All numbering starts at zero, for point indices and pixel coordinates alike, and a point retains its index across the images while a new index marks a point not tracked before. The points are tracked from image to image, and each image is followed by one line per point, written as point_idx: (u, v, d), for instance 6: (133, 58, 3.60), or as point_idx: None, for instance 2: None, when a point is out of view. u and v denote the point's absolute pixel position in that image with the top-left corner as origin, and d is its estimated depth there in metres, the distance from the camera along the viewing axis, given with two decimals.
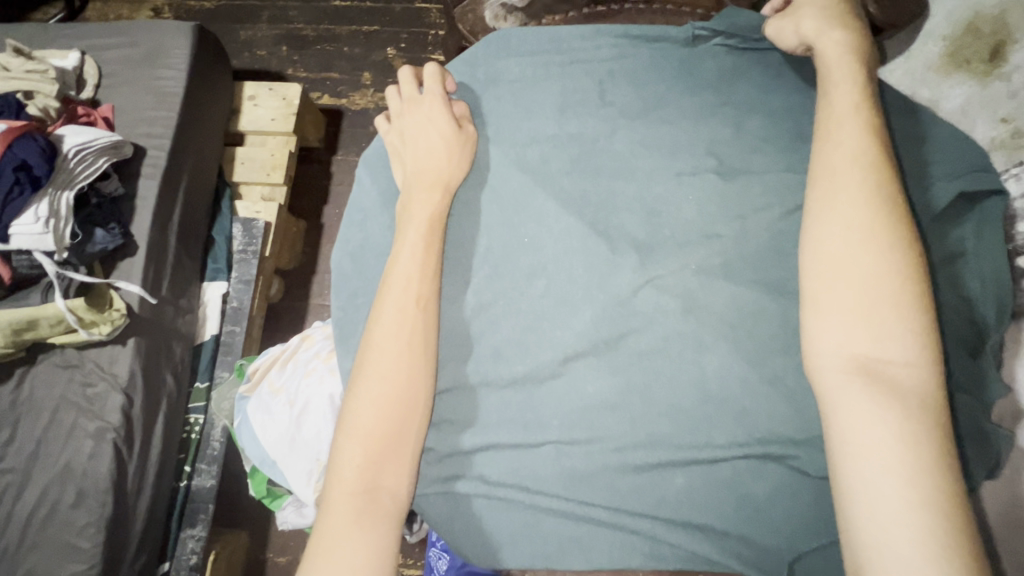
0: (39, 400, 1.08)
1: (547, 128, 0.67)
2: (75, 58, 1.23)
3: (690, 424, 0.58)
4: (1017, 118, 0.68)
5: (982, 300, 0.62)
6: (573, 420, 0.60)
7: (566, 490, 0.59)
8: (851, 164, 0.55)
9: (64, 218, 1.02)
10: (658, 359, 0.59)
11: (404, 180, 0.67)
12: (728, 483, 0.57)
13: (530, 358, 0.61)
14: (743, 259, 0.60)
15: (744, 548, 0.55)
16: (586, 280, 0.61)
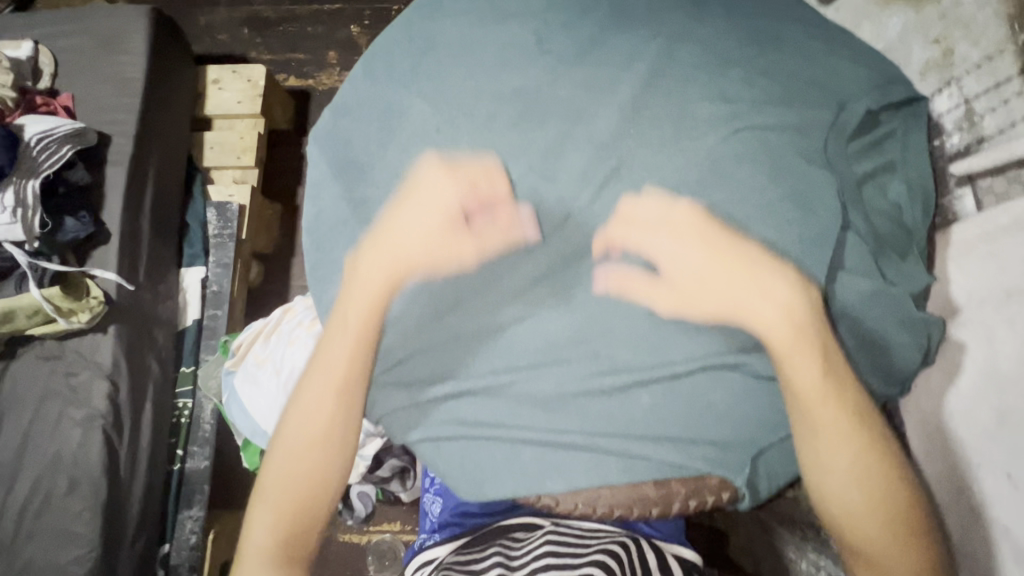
0: (22, 394, 1.07)
1: (488, 57, 0.60)
2: (28, 48, 1.20)
3: (652, 345, 0.58)
4: (948, 36, 0.59)
5: (910, 207, 0.57)
6: (539, 357, 0.60)
7: (538, 420, 0.59)
8: (799, 86, 0.57)
9: (31, 207, 1.01)
10: (622, 287, 0.58)
11: (339, 140, 0.63)
12: (701, 401, 0.58)
13: (447, 303, 0.61)
14: (719, 173, 0.55)
15: (711, 454, 0.58)
16: (544, 222, 0.59)
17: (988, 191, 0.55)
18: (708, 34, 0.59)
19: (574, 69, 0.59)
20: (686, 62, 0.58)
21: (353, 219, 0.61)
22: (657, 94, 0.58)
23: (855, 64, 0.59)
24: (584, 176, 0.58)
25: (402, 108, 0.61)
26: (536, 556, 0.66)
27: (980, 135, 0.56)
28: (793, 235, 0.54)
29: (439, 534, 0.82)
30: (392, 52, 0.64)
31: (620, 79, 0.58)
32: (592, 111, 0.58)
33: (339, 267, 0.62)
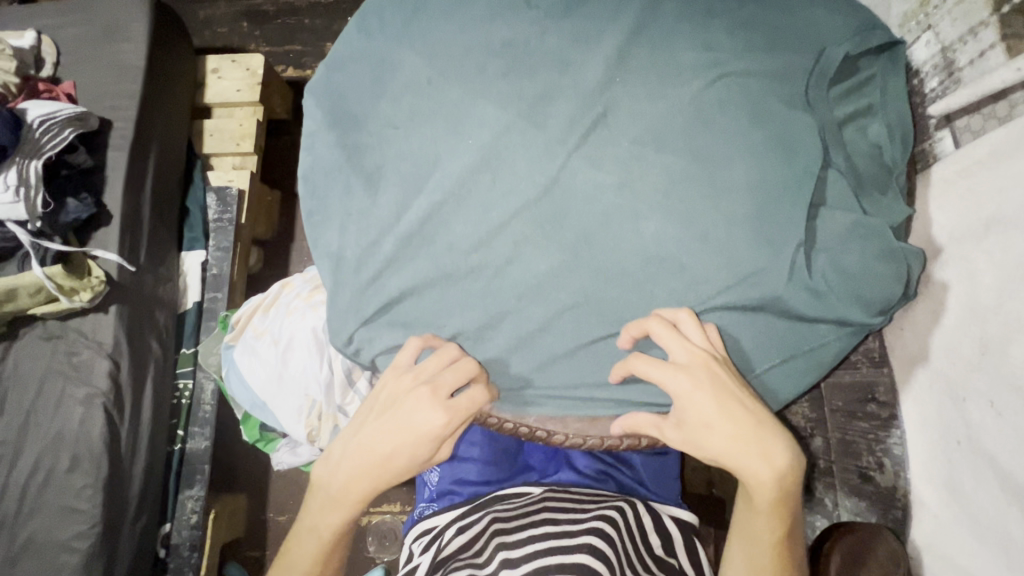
0: (25, 374, 1.08)
1: (478, 12, 0.62)
2: (31, 37, 1.22)
3: (641, 287, 0.58)
4: None
5: (889, 146, 0.61)
6: (533, 302, 0.59)
7: (526, 363, 0.60)
8: (781, 35, 0.59)
9: (34, 186, 1.02)
10: (604, 231, 0.58)
11: (333, 95, 0.65)
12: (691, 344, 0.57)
13: (439, 245, 0.59)
14: (702, 119, 0.57)
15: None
16: (529, 172, 0.58)
17: (965, 129, 0.59)
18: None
19: (562, 23, 0.61)
20: (670, 13, 0.60)
21: (347, 166, 0.62)
22: (643, 45, 0.59)
23: (833, 11, 0.61)
24: (572, 122, 0.58)
25: (394, 63, 0.63)
26: (535, 522, 0.65)
27: (955, 77, 0.60)
28: (775, 174, 0.56)
29: (438, 503, 0.78)
30: (386, 12, 0.65)
31: (608, 31, 0.60)
32: (581, 61, 0.59)
33: (333, 215, 0.62)
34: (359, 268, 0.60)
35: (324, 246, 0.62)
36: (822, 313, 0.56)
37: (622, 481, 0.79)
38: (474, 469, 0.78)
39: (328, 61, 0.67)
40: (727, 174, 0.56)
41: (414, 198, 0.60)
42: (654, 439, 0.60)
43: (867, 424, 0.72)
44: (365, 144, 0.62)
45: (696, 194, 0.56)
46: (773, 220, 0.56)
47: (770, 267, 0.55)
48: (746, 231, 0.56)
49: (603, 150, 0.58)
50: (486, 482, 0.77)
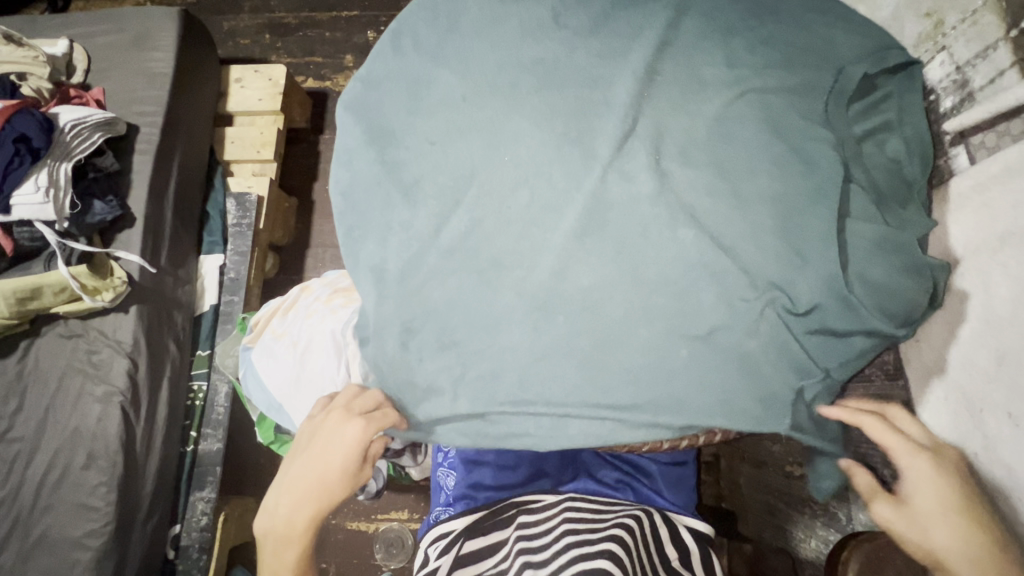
0: (45, 371, 1.10)
1: (509, 30, 0.65)
2: (64, 45, 1.26)
3: (681, 298, 0.55)
4: (938, 9, 0.65)
5: (908, 160, 0.62)
6: (579, 317, 0.56)
7: (579, 368, 0.56)
8: (801, 52, 0.61)
9: (63, 188, 1.06)
10: (639, 239, 0.57)
11: (369, 112, 0.67)
12: (748, 364, 0.54)
13: (481, 256, 0.59)
14: (724, 133, 0.58)
15: (753, 409, 0.54)
16: (563, 184, 0.59)
17: (979, 146, 0.60)
18: (712, 8, 0.64)
19: (589, 40, 0.63)
20: (691, 32, 0.62)
21: (387, 180, 0.63)
22: (669, 62, 0.61)
23: (849, 34, 0.63)
24: (600, 137, 0.59)
25: (429, 78, 0.65)
26: (558, 536, 0.66)
27: (970, 96, 0.61)
28: (800, 187, 0.56)
29: (455, 507, 0.78)
30: (420, 31, 0.69)
31: (634, 48, 0.62)
32: (609, 76, 0.61)
33: (374, 229, 0.63)
34: (401, 279, 0.61)
35: (365, 258, 0.63)
36: (852, 325, 0.55)
37: (641, 491, 0.79)
38: (490, 473, 0.79)
39: (360, 78, 0.70)
40: (749, 186, 0.57)
41: (451, 211, 0.60)
42: (675, 444, 0.59)
43: None
44: (405, 159, 0.64)
45: (724, 205, 0.56)
46: (803, 232, 0.55)
47: (802, 274, 0.55)
48: (779, 241, 0.55)
49: (631, 160, 0.58)
50: (502, 486, 0.78)
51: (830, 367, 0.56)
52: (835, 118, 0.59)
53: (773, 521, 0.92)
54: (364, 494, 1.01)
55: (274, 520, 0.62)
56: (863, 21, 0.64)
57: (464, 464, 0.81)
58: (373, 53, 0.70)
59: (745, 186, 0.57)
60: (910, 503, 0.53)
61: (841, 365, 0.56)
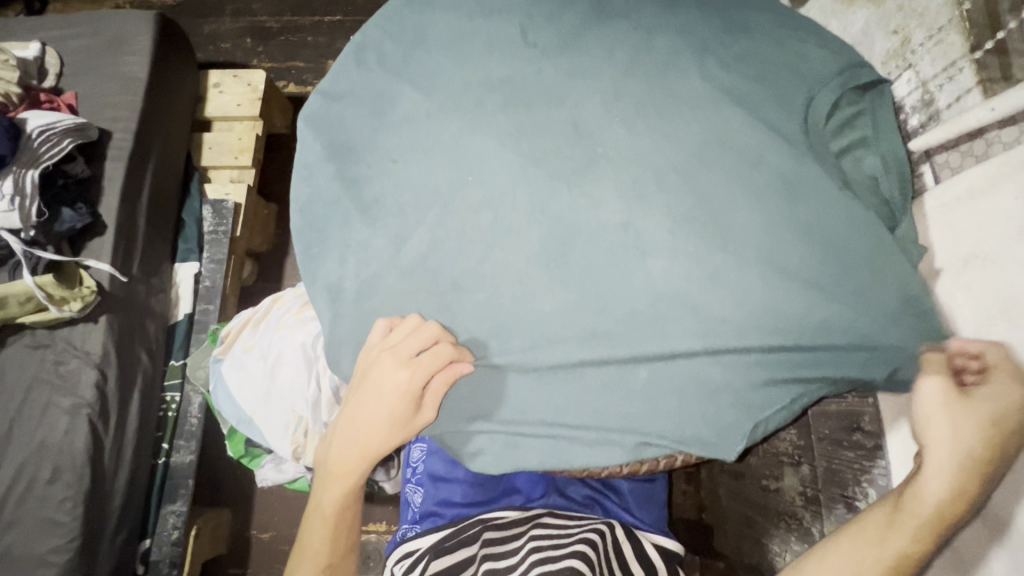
0: (10, 383, 1.07)
1: (476, 47, 0.63)
2: (36, 48, 1.24)
3: (649, 329, 0.53)
4: (905, 27, 0.65)
5: (888, 179, 0.59)
6: (539, 341, 0.55)
7: (531, 389, 0.55)
8: (773, 70, 0.59)
9: (29, 195, 1.03)
10: (608, 268, 0.54)
11: (333, 130, 0.66)
12: (712, 393, 0.52)
13: (440, 278, 0.57)
14: (702, 160, 0.55)
15: (710, 436, 0.53)
16: (530, 207, 0.56)
17: (944, 165, 0.60)
18: (683, 24, 0.62)
19: (559, 58, 0.61)
20: (663, 48, 0.60)
21: (347, 198, 0.62)
22: (638, 82, 0.59)
23: (820, 51, 0.61)
24: (567, 157, 0.57)
25: (392, 95, 0.64)
26: (522, 555, 0.65)
27: (936, 114, 0.61)
28: (782, 214, 0.53)
29: (422, 524, 0.77)
30: (384, 48, 0.68)
31: (603, 64, 0.60)
32: (577, 95, 0.59)
33: (334, 246, 0.62)
34: (357, 299, 0.60)
35: (323, 277, 0.62)
36: (829, 348, 0.53)
37: (608, 506, 0.78)
38: (459, 491, 0.77)
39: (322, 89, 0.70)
40: (728, 219, 0.53)
41: (413, 230, 0.59)
42: (638, 468, 0.58)
43: (852, 453, 0.71)
44: (365, 176, 0.63)
45: (696, 223, 0.54)
46: (789, 260, 0.52)
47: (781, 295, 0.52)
48: (762, 270, 0.52)
49: (598, 181, 0.56)
50: (471, 503, 0.76)
51: (796, 399, 0.53)
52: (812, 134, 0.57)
53: (749, 535, 0.91)
54: None
55: (321, 497, 0.65)
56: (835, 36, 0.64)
57: (432, 480, 0.79)
58: (336, 65, 0.69)
59: (718, 202, 0.53)
60: (967, 400, 0.51)
61: (811, 392, 0.54)
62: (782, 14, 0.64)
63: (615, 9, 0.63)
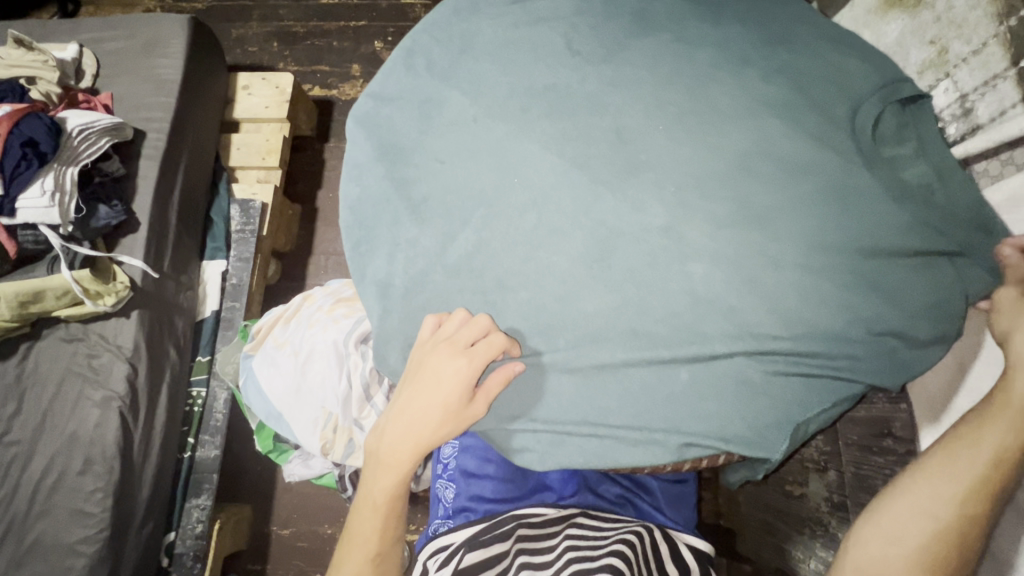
0: (44, 375, 1.09)
1: (520, 56, 0.66)
2: (74, 49, 1.27)
3: (689, 331, 0.54)
4: (942, 38, 0.66)
5: None
6: (580, 342, 0.56)
7: (577, 388, 0.56)
8: (815, 79, 0.60)
9: (69, 192, 1.06)
10: (649, 270, 0.55)
11: (381, 133, 0.68)
12: (751, 394, 0.53)
13: (484, 278, 0.59)
14: (744, 167, 0.56)
15: (751, 437, 0.53)
16: (573, 210, 0.58)
17: (984, 173, 0.61)
18: (724, 37, 0.63)
19: (600, 66, 0.63)
20: (705, 61, 0.62)
21: (397, 198, 0.64)
22: (679, 89, 0.60)
23: (863, 62, 0.62)
24: (611, 164, 0.59)
25: (439, 100, 0.67)
26: (559, 552, 0.66)
27: (974, 124, 0.62)
28: (826, 226, 0.54)
29: (454, 520, 0.79)
30: (433, 53, 0.70)
31: (644, 73, 0.62)
32: (619, 103, 0.61)
33: (382, 245, 0.64)
34: (405, 296, 0.62)
35: (371, 273, 0.64)
36: (870, 352, 0.54)
37: (640, 506, 0.79)
38: (490, 486, 0.79)
39: (370, 91, 0.72)
40: (771, 224, 0.54)
41: (458, 231, 0.61)
42: (679, 467, 0.58)
43: (882, 458, 0.71)
44: (411, 177, 0.65)
45: (737, 225, 0.55)
46: (830, 272, 0.53)
47: (819, 298, 0.53)
48: (801, 276, 0.53)
49: (639, 188, 0.57)
50: (502, 499, 0.78)
51: (836, 401, 0.54)
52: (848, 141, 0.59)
53: (771, 541, 0.90)
54: None
55: (370, 491, 0.63)
56: (874, 48, 0.65)
57: (464, 476, 0.81)
58: (382, 71, 0.72)
59: (760, 205, 0.55)
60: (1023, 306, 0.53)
61: (850, 395, 0.55)
62: (820, 25, 0.65)
63: (656, 21, 0.65)
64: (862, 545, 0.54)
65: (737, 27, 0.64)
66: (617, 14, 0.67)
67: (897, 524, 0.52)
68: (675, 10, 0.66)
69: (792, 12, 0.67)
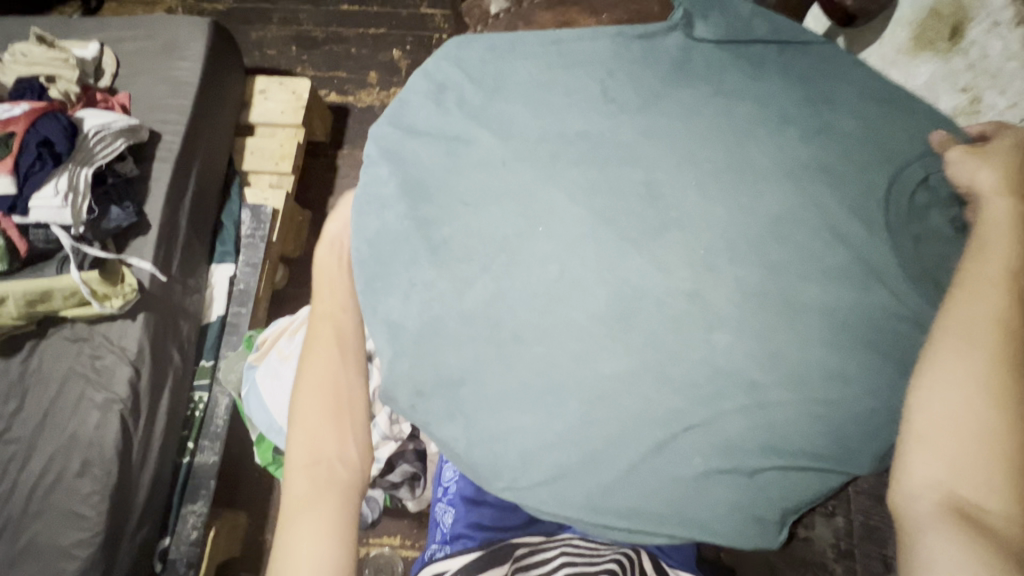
0: (48, 374, 1.09)
1: (554, 99, 0.62)
2: (94, 48, 1.28)
3: (704, 387, 0.52)
4: (975, 86, 0.68)
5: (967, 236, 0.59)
6: (591, 401, 0.52)
7: (592, 450, 0.52)
8: (860, 147, 0.59)
9: (81, 193, 1.06)
10: (672, 337, 0.53)
11: (401, 159, 0.63)
12: (763, 488, 0.50)
13: (500, 328, 0.55)
14: (771, 221, 0.55)
15: (768, 499, 0.51)
16: (598, 261, 0.56)
17: None
18: (767, 94, 0.61)
19: (637, 115, 0.61)
20: (746, 115, 0.60)
21: (416, 237, 0.59)
22: (721, 140, 0.59)
23: (886, 112, 0.62)
24: (643, 221, 0.57)
25: (469, 139, 0.62)
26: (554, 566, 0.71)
27: None
28: (853, 306, 0.53)
29: (451, 546, 0.77)
30: (465, 90, 0.65)
31: (671, 110, 0.61)
32: (655, 157, 0.59)
33: (395, 284, 0.59)
34: (416, 340, 0.57)
35: (383, 312, 0.59)
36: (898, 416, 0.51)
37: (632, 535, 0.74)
38: (490, 514, 0.76)
39: (389, 121, 0.65)
40: (802, 294, 0.53)
41: (476, 277, 0.57)
42: None
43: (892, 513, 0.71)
44: (434, 216, 0.60)
45: (757, 275, 0.54)
46: (862, 345, 0.52)
47: (838, 359, 0.52)
48: (831, 348, 0.52)
49: (670, 250, 0.55)
50: (501, 528, 0.76)
51: (855, 467, 0.51)
52: (878, 193, 0.57)
53: None
54: (357, 525, 0.97)
55: (302, 402, 0.66)
56: (927, 115, 0.62)
57: (464, 500, 0.78)
58: (402, 92, 0.67)
59: (781, 260, 0.54)
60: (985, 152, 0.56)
61: (874, 463, 0.51)
62: (868, 81, 0.64)
63: (698, 72, 0.63)
64: (921, 468, 0.47)
65: (768, 72, 0.63)
66: (656, 59, 0.64)
67: (948, 430, 0.46)
68: (716, 62, 0.64)
69: (822, 54, 0.65)
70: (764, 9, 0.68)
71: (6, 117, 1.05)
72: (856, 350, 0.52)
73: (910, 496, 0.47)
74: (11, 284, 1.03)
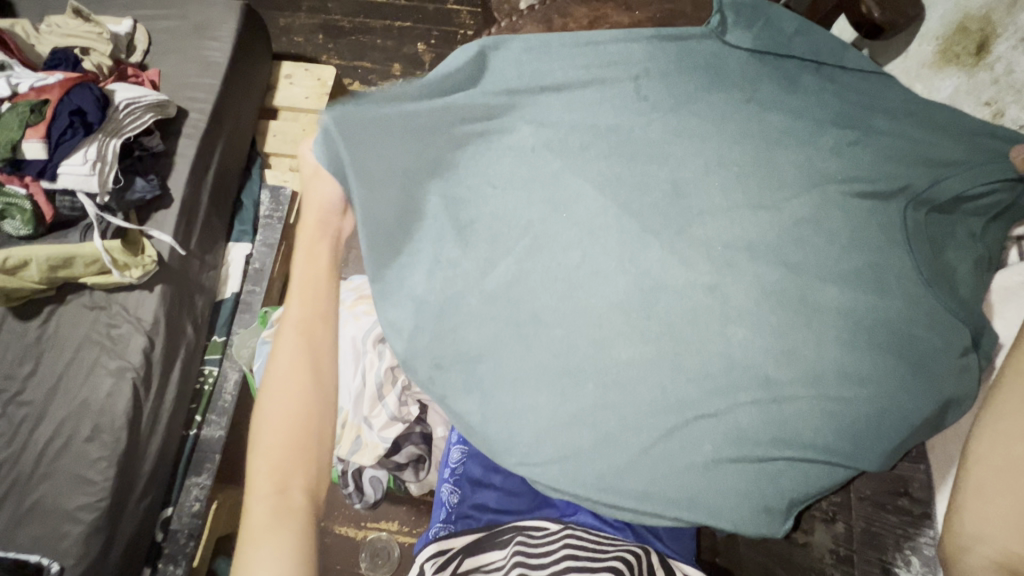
0: (63, 340, 1.11)
1: (586, 94, 0.64)
2: (128, 25, 1.30)
3: (720, 380, 0.53)
4: (999, 100, 0.69)
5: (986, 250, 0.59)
6: (607, 386, 0.54)
7: (605, 433, 0.53)
8: (889, 154, 0.59)
9: (109, 163, 1.08)
10: (689, 328, 0.54)
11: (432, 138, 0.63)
12: (772, 477, 0.52)
13: (520, 310, 0.56)
14: (791, 229, 0.57)
15: (773, 490, 0.52)
16: (620, 252, 0.57)
17: None
18: (800, 105, 0.62)
19: (666, 115, 0.62)
20: (775, 124, 0.61)
21: (444, 218, 0.61)
22: (748, 141, 0.60)
23: (933, 120, 0.60)
24: (665, 217, 0.58)
25: (498, 129, 0.63)
26: (556, 557, 0.68)
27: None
28: (869, 309, 0.54)
29: (455, 526, 0.81)
30: (499, 77, 0.65)
31: (700, 109, 0.62)
32: (680, 155, 0.60)
33: (420, 261, 0.60)
34: (438, 317, 0.58)
35: (407, 289, 0.60)
36: (908, 420, 0.52)
37: (639, 532, 0.74)
38: (494, 498, 0.81)
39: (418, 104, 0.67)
40: (819, 296, 0.54)
41: (500, 258, 0.58)
42: None
43: (896, 518, 0.66)
44: (462, 198, 0.61)
45: (775, 273, 0.55)
46: (875, 349, 0.53)
47: (855, 361, 0.52)
48: (845, 349, 0.53)
49: (691, 245, 0.57)
50: (506, 510, 0.79)
51: (861, 465, 0.52)
52: (901, 202, 0.58)
53: None
54: (361, 505, 0.98)
55: (268, 427, 0.59)
56: (973, 123, 0.61)
57: (470, 484, 0.84)
58: (449, 69, 0.64)
59: (798, 262, 0.56)
60: None
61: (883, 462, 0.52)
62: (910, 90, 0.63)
63: (731, 77, 0.64)
64: (978, 524, 0.50)
65: (798, 80, 0.64)
66: (690, 61, 0.65)
67: (1006, 488, 0.49)
68: (750, 70, 0.64)
69: (855, 62, 0.65)
70: (808, 22, 0.67)
71: (41, 85, 1.07)
72: (873, 352, 0.53)
73: (966, 551, 0.50)
74: (35, 248, 1.05)
